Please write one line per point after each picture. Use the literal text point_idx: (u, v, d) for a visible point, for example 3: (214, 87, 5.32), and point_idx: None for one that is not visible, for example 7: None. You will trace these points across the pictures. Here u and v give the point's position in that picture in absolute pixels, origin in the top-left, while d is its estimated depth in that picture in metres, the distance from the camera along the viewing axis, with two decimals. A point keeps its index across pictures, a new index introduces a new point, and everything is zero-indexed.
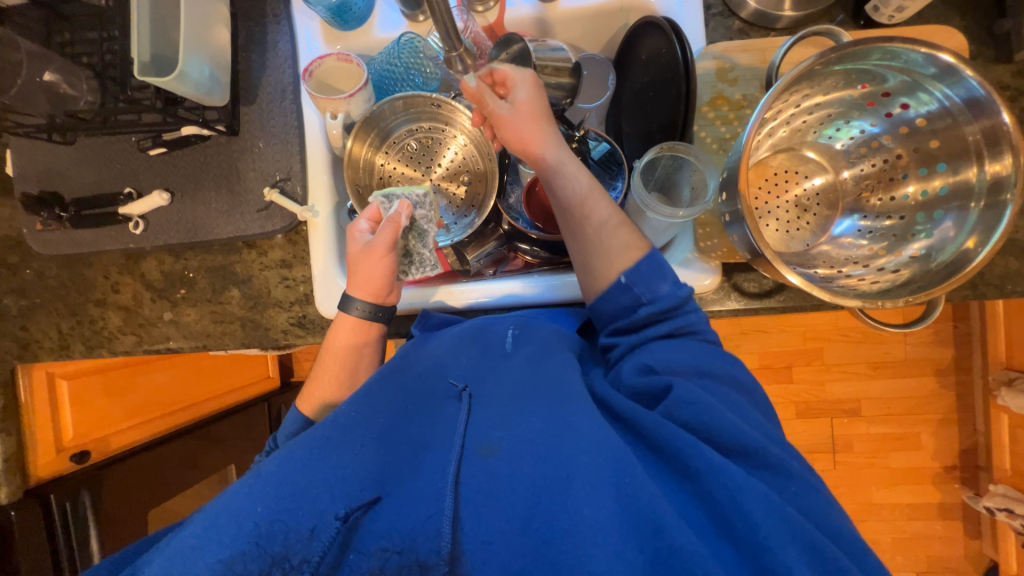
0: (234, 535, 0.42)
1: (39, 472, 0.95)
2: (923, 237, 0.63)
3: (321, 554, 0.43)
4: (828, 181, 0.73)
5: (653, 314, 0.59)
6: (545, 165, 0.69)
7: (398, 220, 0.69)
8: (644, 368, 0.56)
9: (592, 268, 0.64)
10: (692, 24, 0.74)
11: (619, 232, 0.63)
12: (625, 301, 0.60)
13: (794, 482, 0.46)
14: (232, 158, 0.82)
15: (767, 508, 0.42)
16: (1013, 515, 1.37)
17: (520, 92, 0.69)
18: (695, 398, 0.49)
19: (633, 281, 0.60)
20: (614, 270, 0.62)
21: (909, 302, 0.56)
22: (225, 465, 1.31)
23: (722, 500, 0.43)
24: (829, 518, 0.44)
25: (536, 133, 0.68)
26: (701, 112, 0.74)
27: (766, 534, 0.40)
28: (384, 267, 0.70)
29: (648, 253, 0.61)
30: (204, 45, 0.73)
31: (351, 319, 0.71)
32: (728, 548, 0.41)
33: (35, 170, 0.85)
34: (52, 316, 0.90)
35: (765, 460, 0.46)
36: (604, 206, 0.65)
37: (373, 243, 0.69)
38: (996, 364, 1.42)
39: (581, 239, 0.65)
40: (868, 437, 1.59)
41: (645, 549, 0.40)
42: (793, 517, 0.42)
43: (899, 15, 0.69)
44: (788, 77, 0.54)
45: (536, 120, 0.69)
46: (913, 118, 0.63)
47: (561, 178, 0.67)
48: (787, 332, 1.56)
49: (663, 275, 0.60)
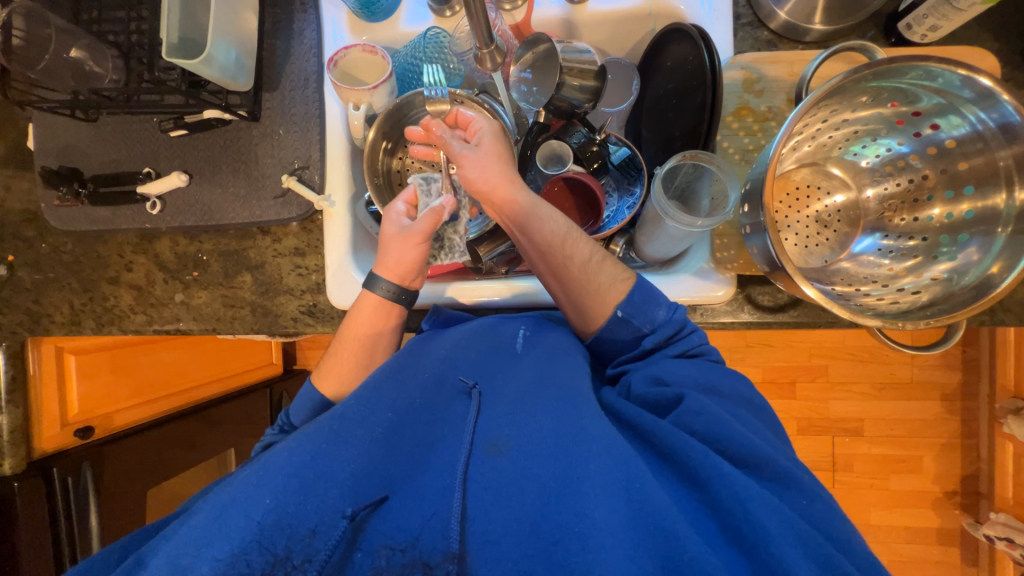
0: (235, 535, 0.42)
1: (42, 446, 0.95)
2: (946, 259, 0.62)
3: (327, 552, 0.44)
4: (850, 199, 0.73)
5: (659, 342, 0.61)
6: (516, 210, 0.66)
7: (441, 213, 0.71)
8: (654, 379, 0.56)
9: (583, 304, 0.64)
10: (720, 33, 0.74)
11: (604, 265, 0.64)
12: (629, 334, 0.62)
13: (805, 496, 0.45)
14: (252, 143, 0.82)
15: (781, 520, 0.41)
16: (1013, 544, 1.34)
17: (485, 135, 0.70)
18: (704, 409, 0.50)
19: (630, 313, 0.61)
20: (609, 304, 0.62)
21: (930, 325, 0.56)
22: (225, 449, 1.32)
23: (735, 510, 0.42)
24: (844, 538, 0.43)
25: (506, 175, 0.66)
26: (725, 122, 0.73)
27: (779, 546, 0.39)
28: (416, 254, 0.71)
29: (637, 283, 0.62)
30: (231, 29, 0.73)
31: (374, 298, 0.71)
32: (740, 557, 0.40)
33: (56, 145, 0.86)
34: (64, 291, 0.90)
35: (777, 473, 0.46)
36: (583, 242, 0.65)
37: (410, 228, 0.70)
38: (1004, 392, 1.41)
39: (568, 280, 0.64)
40: (870, 458, 1.58)
41: (656, 555, 0.40)
42: (806, 533, 0.41)
43: (932, 34, 0.68)
44: (818, 92, 0.54)
45: (501, 162, 0.68)
46: (944, 139, 0.62)
47: (535, 221, 0.64)
48: (793, 348, 1.55)
49: (657, 302, 0.62)
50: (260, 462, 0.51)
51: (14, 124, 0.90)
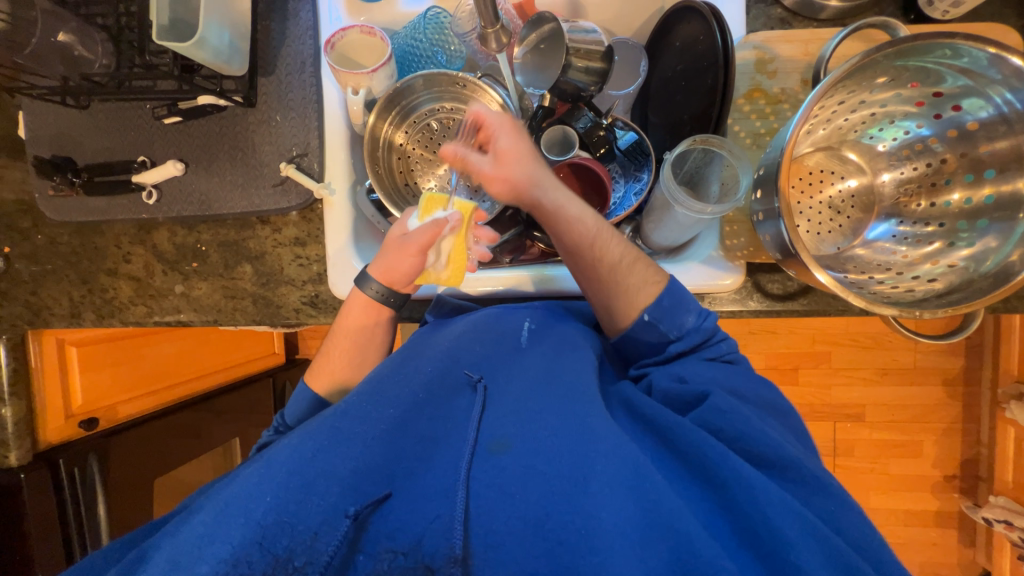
0: (236, 536, 0.42)
1: (49, 437, 0.95)
2: (964, 246, 0.61)
3: (329, 554, 0.43)
4: (864, 183, 0.71)
5: (684, 350, 0.60)
6: (543, 213, 0.65)
7: (441, 225, 0.66)
8: (675, 377, 0.56)
9: (611, 305, 0.63)
10: (733, 10, 0.71)
11: (634, 267, 0.62)
12: (653, 337, 0.61)
13: (833, 502, 0.45)
14: (248, 131, 0.80)
15: (801, 526, 0.41)
16: (1011, 527, 1.36)
17: (501, 138, 0.65)
18: (731, 407, 0.50)
19: (658, 317, 0.60)
20: (637, 307, 0.61)
21: (946, 314, 0.55)
22: (229, 438, 1.33)
23: (753, 515, 0.42)
24: (871, 545, 0.43)
25: (532, 176, 0.64)
26: (737, 105, 0.71)
27: (799, 553, 0.39)
28: (409, 264, 0.67)
29: (669, 287, 0.61)
30: (223, 10, 0.70)
31: (364, 297, 0.70)
32: (754, 561, 0.40)
33: (47, 133, 0.84)
34: (63, 283, 0.89)
35: (801, 475, 0.46)
36: (614, 243, 0.62)
37: (407, 239, 0.67)
38: (1007, 377, 1.41)
39: (598, 282, 0.62)
40: (871, 443, 1.58)
41: (667, 557, 0.40)
42: (827, 537, 0.41)
43: (954, 10, 0.66)
44: (837, 74, 0.52)
45: (526, 164, 0.64)
46: (966, 121, 0.60)
47: (564, 221, 0.63)
48: (797, 334, 1.54)
49: (687, 308, 0.60)
50: (265, 459, 0.51)
51: (4, 112, 0.87)
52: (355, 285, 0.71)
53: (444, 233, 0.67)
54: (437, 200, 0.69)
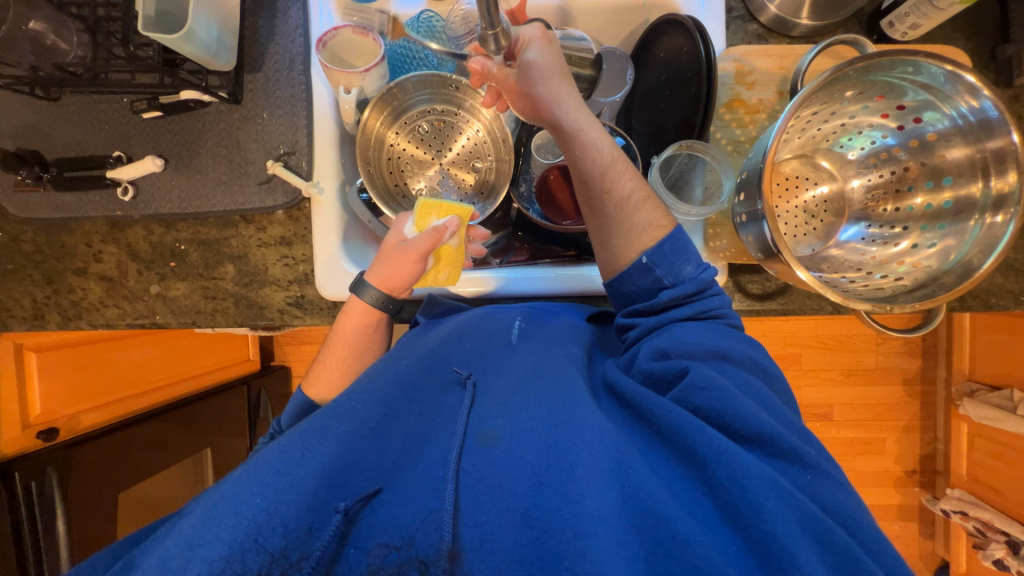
0: (229, 535, 0.40)
1: (3, 448, 0.90)
2: (927, 247, 0.66)
3: (321, 549, 0.42)
4: (835, 190, 0.75)
5: (675, 297, 0.60)
6: (562, 135, 0.67)
7: (440, 234, 0.67)
8: (658, 353, 0.56)
9: (613, 241, 0.64)
10: (714, 26, 0.75)
11: (642, 206, 0.63)
12: (647, 282, 0.62)
13: (809, 472, 0.47)
14: (232, 128, 0.79)
15: (777, 495, 0.42)
16: (966, 517, 1.45)
17: (534, 52, 0.65)
18: (709, 383, 0.50)
19: (656, 261, 0.61)
20: (638, 250, 0.62)
21: (915, 309, 0.59)
22: (201, 448, 1.26)
23: (731, 488, 0.43)
24: (843, 511, 0.45)
25: (554, 96, 0.66)
26: (719, 114, 0.75)
27: (775, 523, 0.41)
28: (411, 269, 0.69)
29: (673, 231, 0.61)
30: (213, 4, 0.69)
31: (362, 304, 0.71)
32: (735, 535, 0.42)
33: (12, 126, 0.80)
34: (25, 283, 0.84)
35: (800, 461, 0.47)
36: (625, 177, 0.64)
37: (408, 245, 0.68)
38: (960, 375, 1.51)
39: (603, 215, 0.65)
40: (839, 441, 1.66)
41: (646, 539, 0.41)
42: (802, 505, 0.42)
43: (912, 32, 0.72)
44: (813, 85, 0.56)
45: (552, 82, 0.65)
46: (925, 132, 0.66)
47: (581, 145, 0.65)
48: (769, 337, 1.60)
49: (687, 258, 0.61)
50: (252, 460, 0.49)
51: None
52: (353, 292, 0.71)
53: (444, 240, 0.69)
54: (432, 208, 0.70)
